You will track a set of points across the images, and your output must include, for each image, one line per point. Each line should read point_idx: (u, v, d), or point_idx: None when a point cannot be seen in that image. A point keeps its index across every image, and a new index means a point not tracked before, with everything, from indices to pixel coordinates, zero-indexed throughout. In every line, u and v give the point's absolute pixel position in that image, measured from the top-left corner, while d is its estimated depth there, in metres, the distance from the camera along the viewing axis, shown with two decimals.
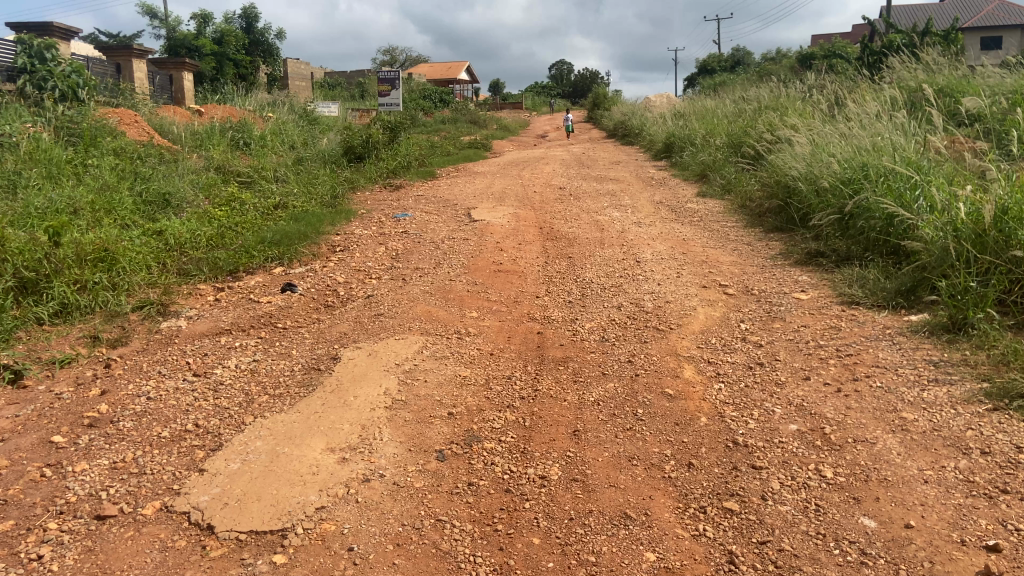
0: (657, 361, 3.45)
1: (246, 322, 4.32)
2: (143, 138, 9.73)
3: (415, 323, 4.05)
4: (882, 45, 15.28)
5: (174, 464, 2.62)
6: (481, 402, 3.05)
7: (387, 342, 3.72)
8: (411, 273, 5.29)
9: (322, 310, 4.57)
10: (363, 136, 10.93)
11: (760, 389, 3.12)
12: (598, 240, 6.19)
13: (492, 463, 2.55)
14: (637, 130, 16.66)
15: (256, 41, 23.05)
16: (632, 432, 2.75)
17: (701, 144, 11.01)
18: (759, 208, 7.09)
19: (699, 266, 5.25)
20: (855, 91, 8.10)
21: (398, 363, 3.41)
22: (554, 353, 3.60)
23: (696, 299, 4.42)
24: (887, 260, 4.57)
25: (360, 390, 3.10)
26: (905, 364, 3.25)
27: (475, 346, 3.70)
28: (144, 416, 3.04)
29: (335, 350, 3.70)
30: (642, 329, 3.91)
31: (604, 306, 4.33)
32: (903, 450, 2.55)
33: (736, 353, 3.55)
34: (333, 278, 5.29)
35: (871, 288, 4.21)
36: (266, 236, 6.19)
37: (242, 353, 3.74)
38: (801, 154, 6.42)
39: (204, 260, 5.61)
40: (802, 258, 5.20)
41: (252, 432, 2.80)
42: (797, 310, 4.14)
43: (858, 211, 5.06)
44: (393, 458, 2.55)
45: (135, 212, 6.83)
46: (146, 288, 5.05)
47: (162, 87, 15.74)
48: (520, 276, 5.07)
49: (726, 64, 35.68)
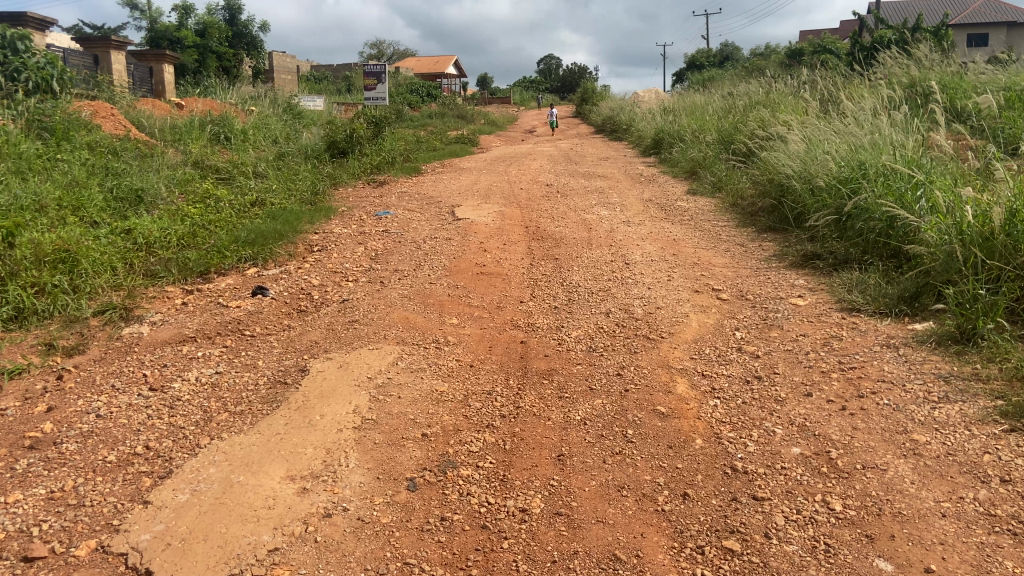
0: (649, 374, 3.22)
1: (212, 328, 4.06)
2: (118, 131, 9.41)
3: (391, 332, 3.80)
4: (873, 41, 15.11)
5: (117, 495, 2.38)
6: (459, 422, 2.81)
7: (360, 353, 3.47)
8: (390, 275, 5.06)
9: (294, 315, 4.32)
10: (346, 131, 10.64)
11: (759, 407, 2.91)
12: (586, 240, 5.97)
13: (468, 494, 2.32)
14: (626, 126, 16.42)
15: (239, 33, 22.67)
16: (622, 457, 2.52)
17: (690, 140, 10.80)
18: (752, 208, 6.87)
19: (691, 269, 5.03)
20: (848, 87, 7.91)
21: (371, 377, 3.17)
22: (539, 365, 3.37)
23: (688, 305, 4.20)
24: (887, 263, 4.37)
25: (329, 407, 2.86)
26: (912, 378, 3.05)
27: (455, 356, 3.46)
28: (91, 437, 2.79)
29: (304, 361, 3.45)
30: (632, 338, 3.68)
31: (591, 312, 4.11)
32: (917, 478, 2.35)
33: (731, 365, 3.33)
34: (308, 280, 5.04)
35: (872, 293, 4.01)
36: (240, 235, 5.91)
37: (204, 364, 3.49)
38: (795, 152, 6.21)
39: (174, 261, 5.34)
40: (798, 260, 5.00)
41: (207, 456, 2.56)
42: (795, 317, 3.93)
43: (857, 211, 4.85)
44: (358, 488, 2.32)
45: (105, 209, 6.53)
46: (110, 290, 4.78)
47: (142, 79, 15.36)
48: (504, 279, 4.83)
49: (714, 60, 35.54)
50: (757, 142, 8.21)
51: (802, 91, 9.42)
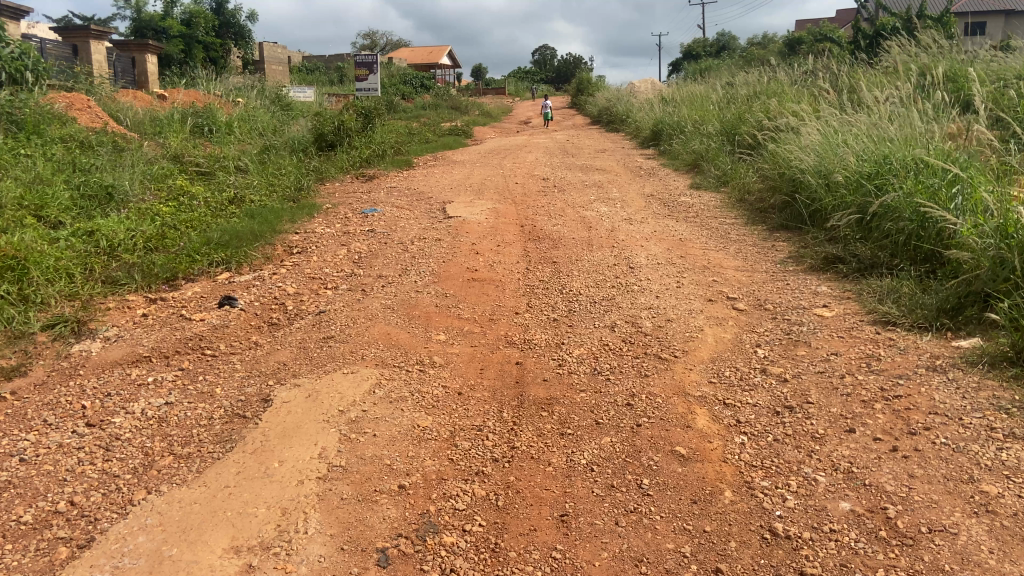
0: (664, 404, 2.80)
1: (169, 346, 3.62)
2: (94, 124, 8.92)
3: (370, 351, 3.37)
4: (875, 29, 14.68)
5: (24, 571, 1.95)
6: (443, 468, 2.38)
7: (332, 378, 3.04)
8: (373, 282, 4.62)
9: (263, 330, 3.89)
10: (335, 122, 10.09)
11: (794, 446, 2.48)
12: (585, 240, 5.54)
13: (452, 570, 1.89)
14: (623, 116, 16.00)
15: (227, 23, 22.12)
16: (637, 517, 2.10)
17: (691, 131, 10.37)
18: (762, 205, 6.44)
19: (701, 274, 4.60)
20: (860, 76, 7.48)
21: (342, 411, 2.73)
22: (536, 393, 2.93)
23: (701, 317, 3.78)
24: (921, 269, 3.95)
25: (289, 451, 2.43)
26: (969, 409, 2.62)
27: (441, 383, 3.03)
28: (7, 490, 2.35)
29: (267, 388, 3.02)
30: (641, 359, 3.25)
31: (595, 326, 3.69)
32: (997, 546, 1.93)
33: (757, 392, 2.91)
34: (283, 288, 4.60)
35: (908, 304, 3.58)
36: (213, 237, 5.46)
37: (154, 393, 3.05)
38: (809, 146, 5.79)
39: (138, 266, 4.89)
40: (818, 264, 4.58)
41: (137, 519, 2.13)
42: (822, 331, 3.50)
43: (884, 210, 4.43)
44: (317, 564, 1.90)
45: (70, 209, 6.06)
46: (64, 301, 4.33)
47: (125, 70, 14.84)
48: (498, 287, 4.39)
49: (710, 50, 35.11)
50: (764, 134, 7.78)
51: (807, 81, 9.00)
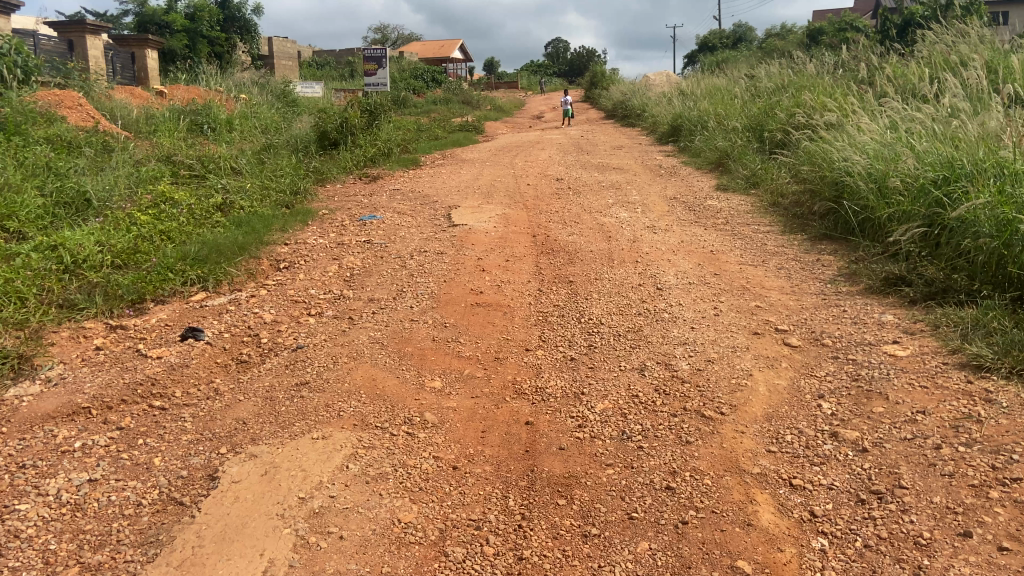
0: (714, 488, 2.19)
1: (113, 394, 3.03)
2: (81, 122, 8.35)
3: (348, 405, 2.77)
4: (906, 18, 13.93)
5: None
6: None
7: (297, 447, 2.45)
8: (363, 306, 4.04)
9: (228, 372, 3.30)
10: (338, 119, 9.51)
11: (893, 558, 1.89)
12: (606, 254, 4.92)
13: None
14: (640, 110, 15.32)
15: (231, 16, 21.55)
16: None
17: (715, 126, 9.72)
18: (800, 210, 5.79)
19: (741, 297, 3.97)
20: (906, 67, 6.80)
21: (304, 498, 2.14)
22: (551, 467, 2.34)
23: (749, 357, 3.16)
24: (1009, 297, 3.30)
25: (224, 568, 1.87)
26: None
27: (432, 453, 2.44)
28: None
29: (216, 460, 2.43)
30: (681, 418, 2.63)
31: (621, 369, 3.06)
32: None
33: (830, 470, 2.30)
34: (260, 313, 4.00)
35: (1002, 341, 2.93)
36: (190, 250, 4.86)
37: (79, 466, 2.46)
38: (858, 145, 5.14)
39: (100, 287, 4.30)
40: (878, 286, 3.94)
41: None
42: (899, 377, 2.87)
43: (958, 223, 3.79)
44: None
45: (38, 219, 5.48)
46: (10, 331, 3.73)
47: (124, 66, 14.25)
48: (505, 314, 3.78)
49: (727, 42, 34.14)
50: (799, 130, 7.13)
51: (842, 73, 8.31)
